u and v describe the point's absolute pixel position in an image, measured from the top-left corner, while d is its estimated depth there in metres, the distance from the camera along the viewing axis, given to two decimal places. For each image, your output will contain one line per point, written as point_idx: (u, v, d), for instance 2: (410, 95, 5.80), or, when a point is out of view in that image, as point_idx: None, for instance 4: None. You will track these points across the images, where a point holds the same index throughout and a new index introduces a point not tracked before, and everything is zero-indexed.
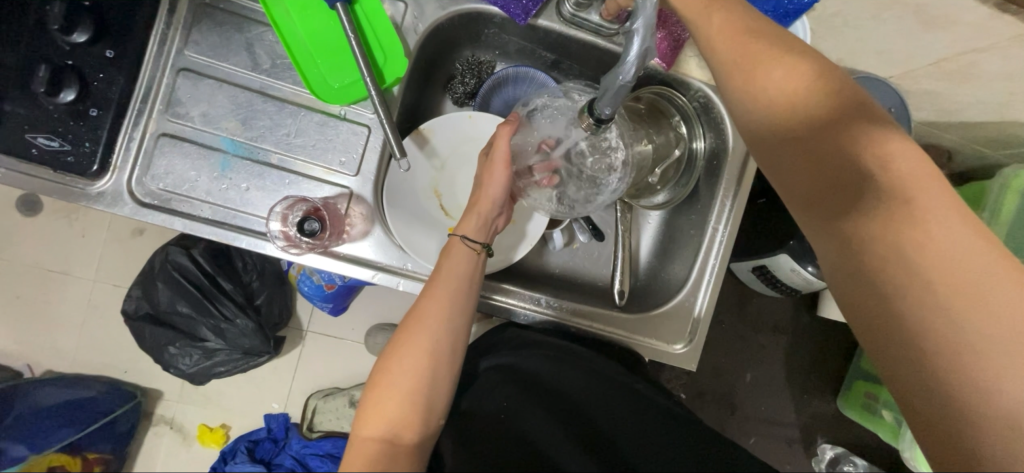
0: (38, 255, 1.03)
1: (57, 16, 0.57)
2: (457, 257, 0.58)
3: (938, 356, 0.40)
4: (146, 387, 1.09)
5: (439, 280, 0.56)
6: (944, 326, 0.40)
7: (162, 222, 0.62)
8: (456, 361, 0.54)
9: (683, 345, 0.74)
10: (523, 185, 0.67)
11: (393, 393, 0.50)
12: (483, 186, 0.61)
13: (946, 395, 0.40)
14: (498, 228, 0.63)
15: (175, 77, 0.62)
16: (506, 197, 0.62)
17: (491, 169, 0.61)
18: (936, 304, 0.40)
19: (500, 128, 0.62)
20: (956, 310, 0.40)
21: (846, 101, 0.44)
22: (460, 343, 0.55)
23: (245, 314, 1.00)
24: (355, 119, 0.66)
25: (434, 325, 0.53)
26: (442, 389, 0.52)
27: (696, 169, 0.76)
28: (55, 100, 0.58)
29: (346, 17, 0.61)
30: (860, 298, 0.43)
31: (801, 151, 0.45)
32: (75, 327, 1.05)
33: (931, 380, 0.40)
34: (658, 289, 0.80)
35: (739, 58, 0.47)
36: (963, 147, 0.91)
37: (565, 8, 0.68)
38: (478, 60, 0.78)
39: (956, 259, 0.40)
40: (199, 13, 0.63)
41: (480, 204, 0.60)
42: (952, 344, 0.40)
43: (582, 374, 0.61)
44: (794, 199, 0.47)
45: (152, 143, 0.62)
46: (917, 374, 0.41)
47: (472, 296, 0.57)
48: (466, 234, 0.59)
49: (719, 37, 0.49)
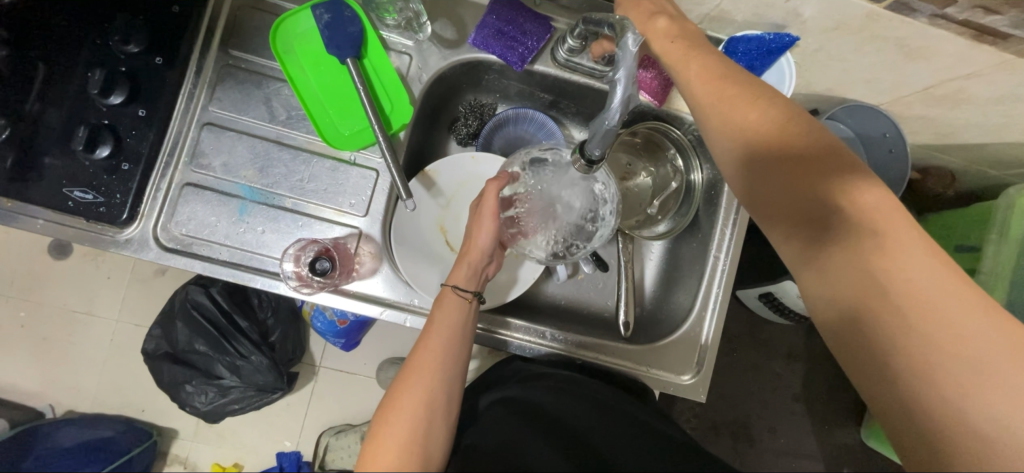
0: (68, 297, 1.08)
1: (96, 82, 0.61)
2: (449, 306, 0.60)
3: (914, 382, 0.40)
4: (162, 425, 1.10)
5: (434, 322, 0.58)
6: (924, 357, 0.40)
7: (183, 265, 0.66)
8: (453, 401, 0.55)
9: (691, 376, 0.73)
10: (512, 234, 0.69)
11: (391, 443, 0.50)
12: (472, 238, 0.64)
13: (939, 427, 0.39)
14: (488, 276, 0.66)
15: (199, 131, 0.68)
16: (494, 247, 0.64)
17: (480, 219, 0.63)
18: (906, 331, 0.41)
19: (488, 182, 0.64)
20: (928, 335, 0.40)
21: (814, 139, 0.46)
22: (456, 389, 0.56)
23: (260, 351, 1.03)
24: (364, 163, 0.70)
25: (429, 372, 0.54)
26: (438, 435, 0.53)
27: (694, 199, 0.77)
28: (92, 157, 0.62)
29: (355, 70, 0.65)
30: (837, 327, 0.45)
31: (788, 181, 0.46)
32: (97, 368, 1.08)
33: (924, 413, 0.40)
34: (664, 319, 0.80)
35: (720, 96, 0.50)
36: (965, 167, 0.92)
37: (559, 53, 0.72)
38: (480, 103, 0.82)
39: (926, 286, 0.41)
40: (222, 73, 0.69)
41: (470, 255, 0.63)
42: (933, 377, 0.40)
43: (579, 406, 0.62)
44: (785, 231, 0.48)
45: (177, 193, 0.67)
46: (895, 399, 0.41)
47: (466, 342, 0.59)
48: (458, 284, 0.61)
49: (698, 78, 0.52)
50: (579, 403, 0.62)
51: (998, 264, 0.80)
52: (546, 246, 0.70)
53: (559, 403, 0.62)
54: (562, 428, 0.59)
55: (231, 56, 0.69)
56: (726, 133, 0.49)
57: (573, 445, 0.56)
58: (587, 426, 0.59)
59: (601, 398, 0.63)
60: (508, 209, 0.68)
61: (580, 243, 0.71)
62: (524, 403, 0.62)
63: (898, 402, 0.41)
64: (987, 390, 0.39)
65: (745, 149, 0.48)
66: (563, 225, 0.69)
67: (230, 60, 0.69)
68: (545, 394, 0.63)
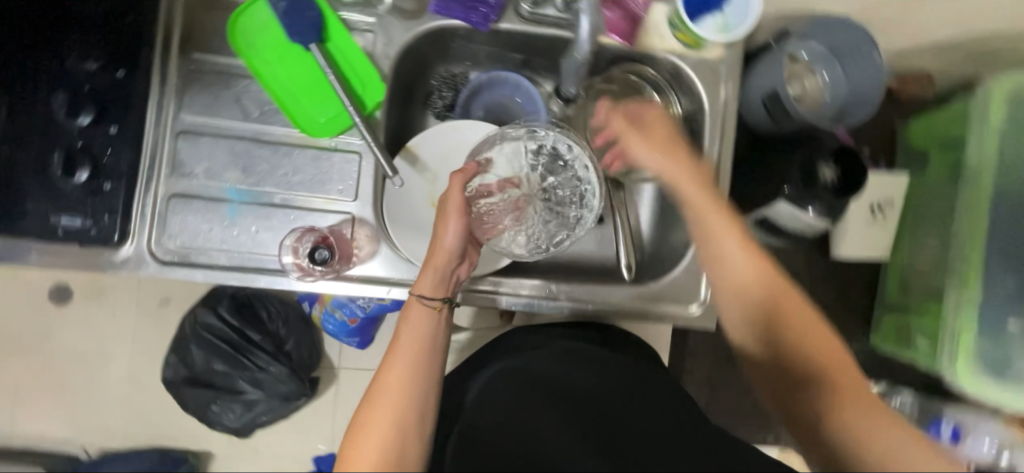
0: (80, 340, 1.08)
1: (63, 104, 0.62)
2: (416, 318, 0.60)
3: (804, 381, 0.53)
4: (196, 449, 1.12)
5: (409, 325, 0.59)
6: (798, 357, 0.53)
7: (186, 275, 0.66)
8: (428, 408, 0.56)
9: (697, 306, 0.75)
10: (485, 228, 0.69)
11: (363, 461, 0.52)
12: (439, 239, 0.62)
13: (833, 424, 0.50)
14: (459, 277, 0.65)
15: (174, 141, 0.66)
16: (462, 246, 0.64)
17: (445, 218, 0.62)
18: (782, 331, 0.54)
19: (453, 177, 0.64)
20: (792, 325, 0.54)
21: (694, 165, 0.63)
22: (429, 401, 0.57)
23: (278, 361, 1.05)
24: (346, 148, 0.69)
25: (396, 389, 0.55)
26: (412, 451, 0.54)
27: (679, 135, 0.78)
28: (72, 181, 0.62)
29: (321, 54, 0.66)
30: (736, 324, 0.58)
31: (716, 216, 0.59)
32: (121, 401, 1.09)
33: (810, 406, 0.52)
34: (665, 258, 0.81)
35: (663, 145, 0.64)
36: (946, 66, 0.91)
37: (523, 7, 0.72)
38: (452, 73, 0.81)
39: (783, 294, 0.55)
40: (187, 78, 0.67)
41: (435, 259, 0.62)
42: (807, 368, 0.53)
43: (584, 373, 0.59)
44: (730, 250, 0.57)
45: (165, 206, 0.66)
46: (790, 398, 0.54)
47: (436, 354, 0.59)
48: (422, 293, 0.61)
49: (652, 121, 0.66)
50: (576, 370, 0.60)
51: (983, 155, 0.81)
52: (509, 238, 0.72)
53: (560, 369, 0.60)
54: (566, 393, 0.57)
55: (192, 60, 0.67)
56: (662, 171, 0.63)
57: (577, 408, 0.54)
58: (591, 384, 0.57)
59: (598, 357, 0.62)
60: (481, 200, 0.70)
61: (558, 233, 0.73)
62: (522, 371, 0.60)
63: (795, 397, 0.54)
64: (845, 377, 0.52)
65: (686, 185, 0.61)
66: (540, 210, 0.73)
67: (192, 64, 0.67)
68: (543, 361, 0.62)
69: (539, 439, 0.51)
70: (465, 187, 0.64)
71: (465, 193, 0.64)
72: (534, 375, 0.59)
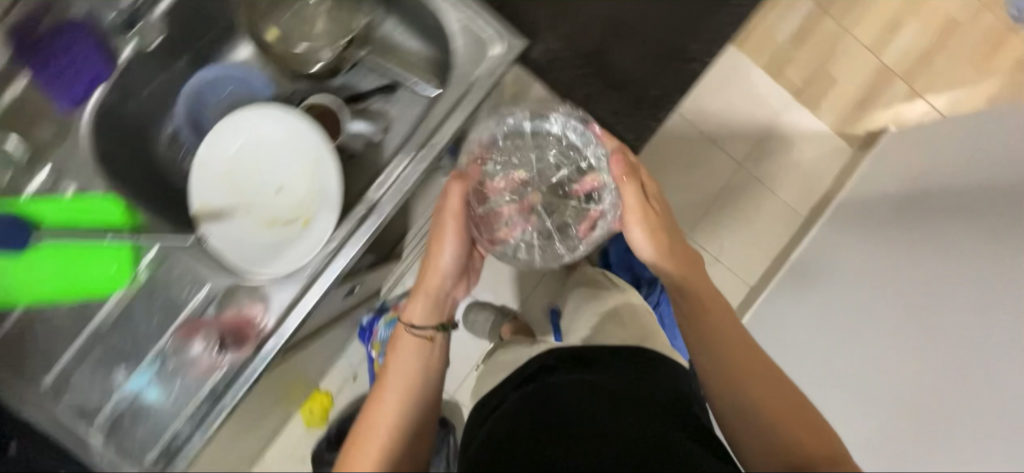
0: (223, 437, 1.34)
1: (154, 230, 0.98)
2: (403, 352, 0.98)
3: (732, 387, 0.88)
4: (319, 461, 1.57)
5: (403, 363, 0.97)
6: (734, 382, 0.88)
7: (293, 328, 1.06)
8: (404, 423, 0.90)
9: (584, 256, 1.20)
10: (478, 241, 1.12)
11: (360, 455, 0.86)
12: (434, 257, 1.07)
13: (744, 417, 0.85)
14: (454, 296, 1.09)
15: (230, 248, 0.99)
16: (456, 268, 1.07)
17: (447, 231, 1.05)
18: (736, 367, 0.89)
19: (455, 184, 1.05)
20: (746, 369, 0.88)
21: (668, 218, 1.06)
22: (410, 426, 0.91)
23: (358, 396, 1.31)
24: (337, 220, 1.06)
25: (383, 421, 0.89)
26: (397, 446, 0.88)
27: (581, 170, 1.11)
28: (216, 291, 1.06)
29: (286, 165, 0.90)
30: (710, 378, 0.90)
31: (657, 238, 1.03)
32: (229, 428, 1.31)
33: (748, 390, 0.86)
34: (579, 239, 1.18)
35: (634, 207, 1.04)
36: None
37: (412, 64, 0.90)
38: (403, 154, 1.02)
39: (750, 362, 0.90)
40: None
41: (433, 273, 1.06)
42: (744, 387, 0.87)
43: (563, 452, 0.90)
44: (638, 240, 1.05)
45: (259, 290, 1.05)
46: (740, 426, 0.85)
47: (416, 384, 0.95)
48: (412, 325, 1.01)
49: (649, 188, 1.07)
50: (581, 441, 0.91)
51: None
52: (515, 245, 1.18)
53: (547, 417, 0.98)
54: (542, 426, 0.96)
55: None
56: (632, 227, 1.05)
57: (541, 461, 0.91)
58: (557, 422, 0.96)
59: (607, 421, 0.94)
60: (484, 205, 1.14)
61: (569, 218, 1.17)
62: (515, 429, 0.99)
63: (732, 386, 0.87)
64: (748, 378, 0.87)
65: (640, 234, 1.04)
66: (559, 214, 1.17)
67: None
68: (538, 403, 1.01)
69: (523, 460, 0.92)
70: (463, 194, 1.05)
71: (464, 199, 1.05)
72: (536, 423, 0.97)
